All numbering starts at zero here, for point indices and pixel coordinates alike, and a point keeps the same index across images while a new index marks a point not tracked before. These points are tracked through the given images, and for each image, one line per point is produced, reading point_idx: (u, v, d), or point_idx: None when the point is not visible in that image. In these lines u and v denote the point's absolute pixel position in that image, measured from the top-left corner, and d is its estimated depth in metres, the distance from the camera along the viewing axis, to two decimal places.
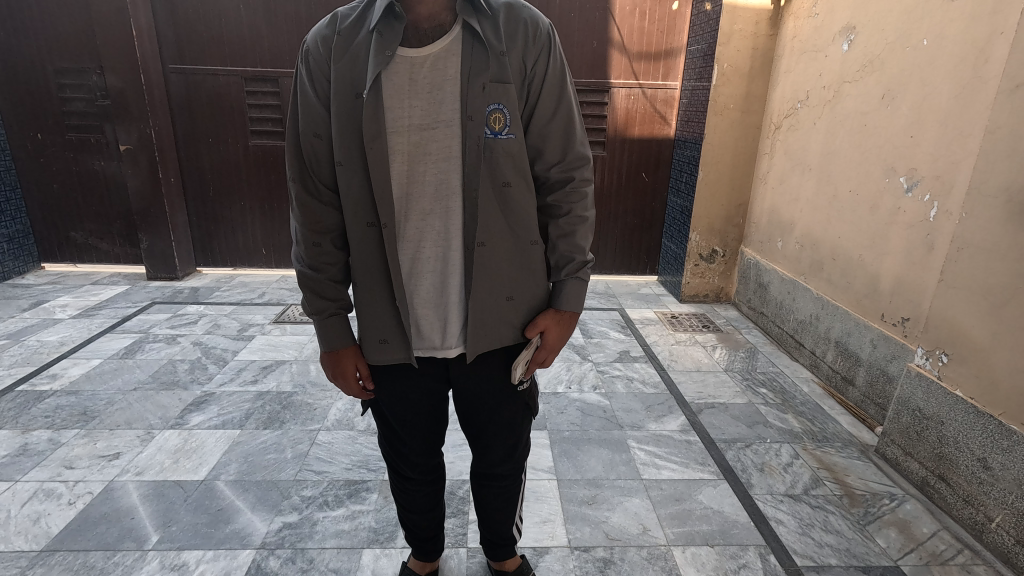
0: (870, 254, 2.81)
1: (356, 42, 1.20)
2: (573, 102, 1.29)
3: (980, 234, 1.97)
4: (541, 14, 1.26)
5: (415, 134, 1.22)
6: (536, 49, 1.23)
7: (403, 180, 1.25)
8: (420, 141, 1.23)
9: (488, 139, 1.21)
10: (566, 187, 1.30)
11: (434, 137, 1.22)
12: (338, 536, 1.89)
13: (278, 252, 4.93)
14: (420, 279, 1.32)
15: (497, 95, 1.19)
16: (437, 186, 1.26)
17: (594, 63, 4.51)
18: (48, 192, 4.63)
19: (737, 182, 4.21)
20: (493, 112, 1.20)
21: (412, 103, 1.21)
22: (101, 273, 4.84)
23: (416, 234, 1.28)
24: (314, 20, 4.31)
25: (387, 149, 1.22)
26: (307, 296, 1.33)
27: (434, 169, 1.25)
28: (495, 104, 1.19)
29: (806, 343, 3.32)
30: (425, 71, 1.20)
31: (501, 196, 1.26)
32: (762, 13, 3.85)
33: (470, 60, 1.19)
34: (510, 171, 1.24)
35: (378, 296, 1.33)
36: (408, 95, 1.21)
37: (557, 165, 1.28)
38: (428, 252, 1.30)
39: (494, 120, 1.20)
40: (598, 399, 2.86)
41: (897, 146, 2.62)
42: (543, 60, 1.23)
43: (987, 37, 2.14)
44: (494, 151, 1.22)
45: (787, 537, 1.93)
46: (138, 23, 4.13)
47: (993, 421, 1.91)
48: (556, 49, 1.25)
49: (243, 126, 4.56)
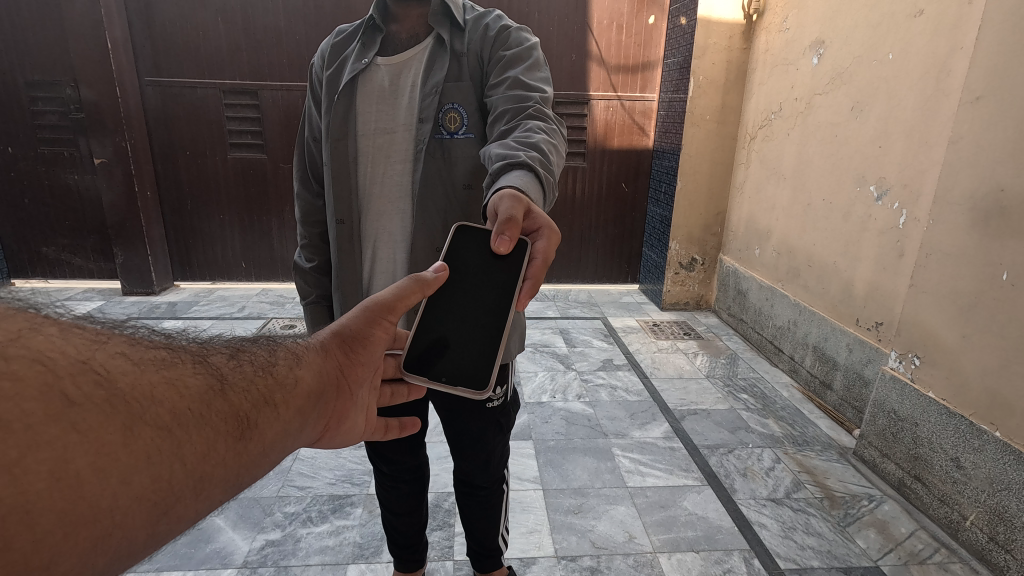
0: (843, 259, 2.89)
1: (345, 54, 1.39)
2: (544, 90, 1.26)
3: (946, 240, 2.04)
4: (511, 19, 1.31)
5: (378, 136, 1.36)
6: (501, 50, 1.28)
7: (368, 179, 1.37)
8: (384, 143, 1.35)
9: (444, 139, 1.29)
10: (521, 119, 1.19)
11: (394, 138, 1.34)
12: (322, 552, 1.86)
13: (258, 265, 4.88)
14: (377, 279, 1.39)
15: (452, 96, 1.28)
16: (396, 186, 1.36)
17: (573, 76, 4.57)
18: (19, 207, 4.51)
19: (715, 192, 4.30)
20: (449, 112, 1.28)
21: (379, 108, 1.36)
22: (74, 288, 4.73)
23: (376, 232, 1.38)
24: (294, 33, 4.31)
25: (355, 150, 1.36)
26: (302, 285, 1.52)
27: (393, 169, 1.35)
28: (451, 105, 1.28)
29: (785, 348, 3.38)
30: (393, 80, 1.36)
31: (462, 201, 1.32)
32: (735, 27, 3.95)
33: (430, 63, 1.30)
34: (470, 173, 1.31)
35: (338, 295, 1.41)
36: (376, 100, 1.36)
37: (508, 113, 1.19)
38: (383, 252, 1.37)
39: (449, 120, 1.28)
40: (583, 408, 2.88)
41: (868, 156, 2.70)
42: (501, 55, 1.27)
43: (949, 51, 2.22)
44: (448, 149, 1.30)
45: (771, 541, 1.95)
46: (114, 36, 4.08)
47: (964, 422, 1.96)
48: (526, 49, 1.27)
49: (221, 138, 4.52)
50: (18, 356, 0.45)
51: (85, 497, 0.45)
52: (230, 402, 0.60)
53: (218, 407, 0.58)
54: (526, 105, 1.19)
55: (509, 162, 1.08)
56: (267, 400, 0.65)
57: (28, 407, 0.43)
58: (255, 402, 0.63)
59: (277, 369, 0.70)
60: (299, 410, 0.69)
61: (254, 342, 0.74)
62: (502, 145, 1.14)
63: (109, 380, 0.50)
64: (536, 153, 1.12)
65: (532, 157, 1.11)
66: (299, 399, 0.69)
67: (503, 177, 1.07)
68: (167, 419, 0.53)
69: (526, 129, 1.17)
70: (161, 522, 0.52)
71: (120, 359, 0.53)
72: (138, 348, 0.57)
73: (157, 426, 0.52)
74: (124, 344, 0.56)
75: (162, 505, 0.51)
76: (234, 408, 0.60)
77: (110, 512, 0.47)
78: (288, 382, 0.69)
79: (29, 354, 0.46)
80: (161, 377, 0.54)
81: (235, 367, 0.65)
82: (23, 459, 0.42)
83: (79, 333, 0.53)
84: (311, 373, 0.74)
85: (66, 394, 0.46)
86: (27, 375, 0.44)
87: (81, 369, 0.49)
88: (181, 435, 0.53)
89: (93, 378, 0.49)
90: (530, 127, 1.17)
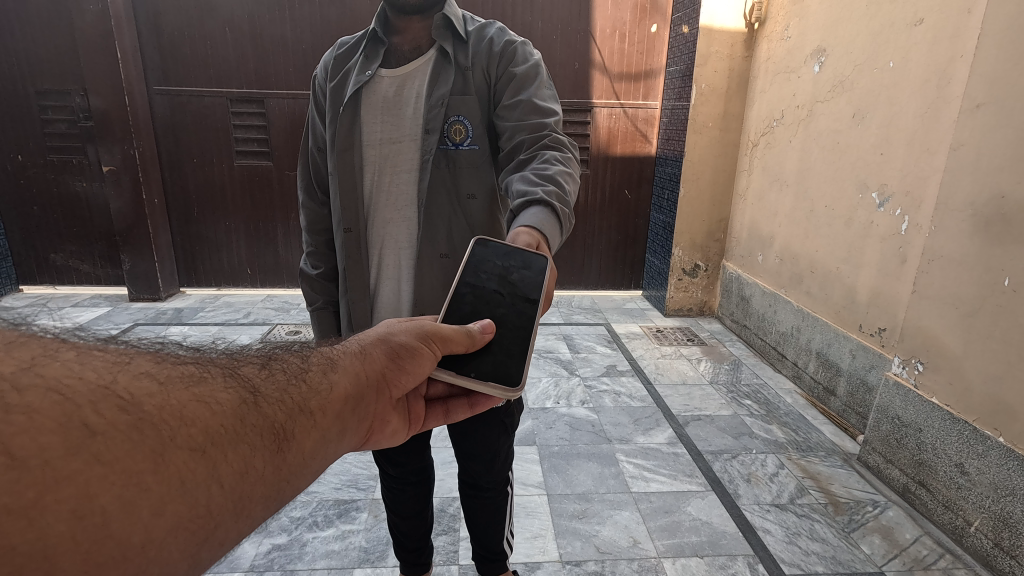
0: (846, 265, 2.90)
1: (348, 65, 1.41)
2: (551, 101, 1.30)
3: (948, 246, 2.06)
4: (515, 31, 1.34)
5: (384, 147, 1.39)
6: (504, 61, 1.30)
7: (374, 189, 1.41)
8: (389, 153, 1.39)
9: (449, 150, 1.33)
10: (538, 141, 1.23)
11: (400, 149, 1.37)
12: (328, 556, 1.86)
13: (263, 272, 4.91)
14: (384, 286, 1.42)
15: (458, 109, 1.31)
16: (402, 196, 1.39)
17: (576, 84, 4.60)
18: (28, 214, 4.57)
19: (718, 198, 4.32)
20: (454, 124, 1.31)
21: (383, 120, 1.39)
22: (81, 294, 4.76)
23: (381, 239, 1.41)
24: (300, 42, 4.36)
25: (361, 160, 1.40)
26: (308, 291, 1.55)
27: (399, 179, 1.39)
28: (456, 117, 1.31)
29: (788, 355, 3.39)
30: (397, 91, 1.39)
31: (466, 209, 1.35)
32: (738, 36, 3.99)
33: (435, 74, 1.34)
34: (474, 184, 1.35)
35: (344, 300, 1.44)
36: (380, 111, 1.39)
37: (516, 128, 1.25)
38: (389, 259, 1.41)
39: (454, 132, 1.31)
40: (587, 413, 2.89)
41: (870, 163, 2.71)
42: (509, 68, 1.29)
43: (949, 60, 2.25)
44: (453, 159, 1.33)
45: (774, 547, 1.96)
46: (123, 45, 4.13)
47: (969, 428, 1.96)
48: (529, 63, 1.30)
49: (228, 146, 4.56)
50: (30, 387, 0.45)
51: (114, 535, 0.44)
52: (262, 417, 0.61)
53: (252, 420, 0.59)
54: (543, 135, 1.22)
55: (527, 200, 1.14)
56: (302, 410, 0.66)
57: (45, 441, 0.43)
58: (289, 413, 0.65)
59: (310, 377, 0.72)
60: (334, 419, 0.70)
61: (285, 353, 0.77)
62: (523, 178, 1.19)
63: (135, 406, 0.50)
64: (554, 188, 1.17)
65: (551, 192, 1.16)
66: (333, 408, 0.71)
67: (522, 214, 1.15)
68: (201, 441, 0.53)
69: (543, 160, 1.21)
70: (200, 550, 0.51)
71: (140, 378, 0.53)
72: (162, 368, 0.57)
73: (190, 446, 0.52)
74: (150, 363, 0.57)
75: (201, 533, 0.51)
76: (268, 422, 0.61)
77: (144, 545, 0.47)
78: (321, 389, 0.71)
79: (42, 384, 0.46)
80: (197, 398, 0.55)
81: (265, 379, 0.67)
82: (42, 498, 0.41)
83: (98, 356, 0.54)
84: (346, 381, 0.75)
85: (87, 424, 0.46)
86: (42, 408, 0.44)
87: (102, 395, 0.49)
88: (217, 452, 0.54)
89: (118, 404, 0.49)
90: (547, 158, 1.20)
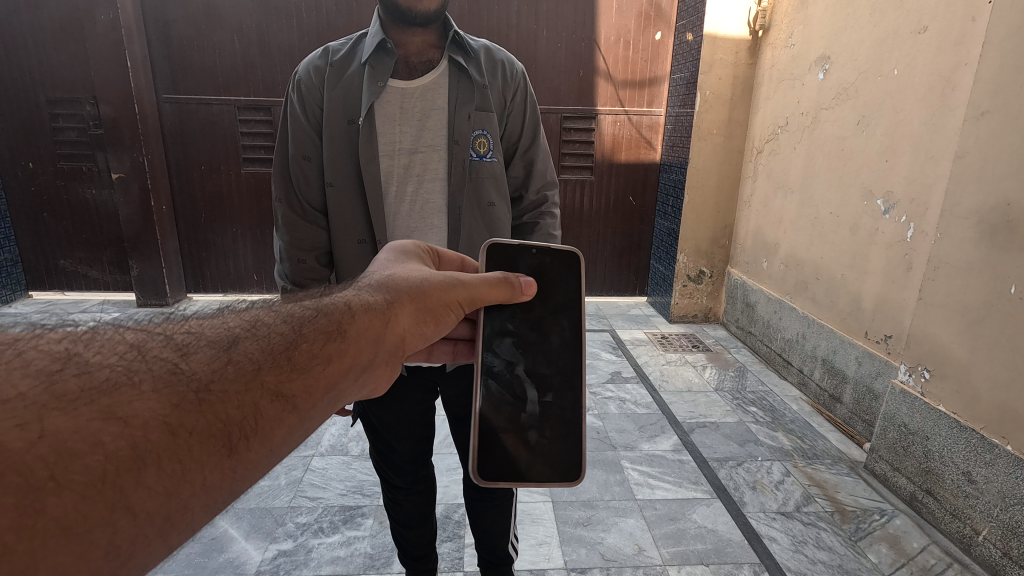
0: (851, 273, 2.90)
1: (349, 72, 1.43)
2: (539, 122, 1.56)
3: (955, 253, 2.05)
4: (514, 56, 1.53)
5: (408, 157, 1.49)
6: (513, 82, 1.51)
7: (396, 198, 1.50)
8: (413, 163, 1.50)
9: (474, 161, 1.46)
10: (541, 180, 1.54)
11: (427, 158, 1.49)
12: (334, 562, 1.87)
13: (269, 278, 4.93)
14: None
15: (480, 123, 1.44)
16: (428, 203, 1.51)
17: (581, 92, 4.63)
18: (38, 221, 4.62)
19: (723, 205, 4.32)
20: (478, 137, 1.45)
21: (402, 130, 1.48)
22: (90, 300, 4.80)
23: None
24: (306, 51, 4.39)
25: (377, 171, 1.45)
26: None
27: (425, 189, 1.51)
28: (479, 131, 1.44)
29: (794, 361, 3.38)
30: (413, 103, 1.47)
31: (485, 214, 1.48)
32: (742, 43, 4.00)
33: (453, 88, 1.46)
34: (494, 192, 1.47)
35: None
36: (398, 122, 1.47)
37: (525, 150, 1.54)
38: None
39: (479, 144, 1.45)
40: (592, 420, 2.89)
41: (874, 170, 2.72)
42: (519, 91, 1.52)
43: (954, 68, 2.25)
44: (476, 169, 1.46)
45: (781, 555, 1.95)
46: (133, 54, 4.18)
47: (976, 435, 1.95)
48: (522, 83, 1.53)
49: (236, 152, 4.60)
50: None
51: None
52: (212, 418, 0.53)
53: (191, 427, 0.51)
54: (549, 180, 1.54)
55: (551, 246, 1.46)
56: (277, 395, 0.59)
57: None
58: (259, 400, 0.57)
59: (296, 354, 0.64)
60: (317, 400, 0.64)
61: (274, 320, 0.69)
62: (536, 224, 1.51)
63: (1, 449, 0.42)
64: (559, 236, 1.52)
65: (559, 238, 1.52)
66: (322, 386, 0.64)
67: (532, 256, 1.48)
68: (99, 472, 0.45)
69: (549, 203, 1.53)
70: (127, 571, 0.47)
71: (12, 409, 0.45)
72: (55, 387, 0.49)
73: (82, 486, 0.44)
74: (30, 383, 0.48)
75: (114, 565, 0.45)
76: (218, 422, 0.54)
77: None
78: (311, 366, 0.64)
79: None
80: (107, 415, 0.48)
81: (228, 363, 0.58)
82: None
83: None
84: (349, 352, 0.70)
85: None
86: None
87: None
88: (128, 482, 0.47)
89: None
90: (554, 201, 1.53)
